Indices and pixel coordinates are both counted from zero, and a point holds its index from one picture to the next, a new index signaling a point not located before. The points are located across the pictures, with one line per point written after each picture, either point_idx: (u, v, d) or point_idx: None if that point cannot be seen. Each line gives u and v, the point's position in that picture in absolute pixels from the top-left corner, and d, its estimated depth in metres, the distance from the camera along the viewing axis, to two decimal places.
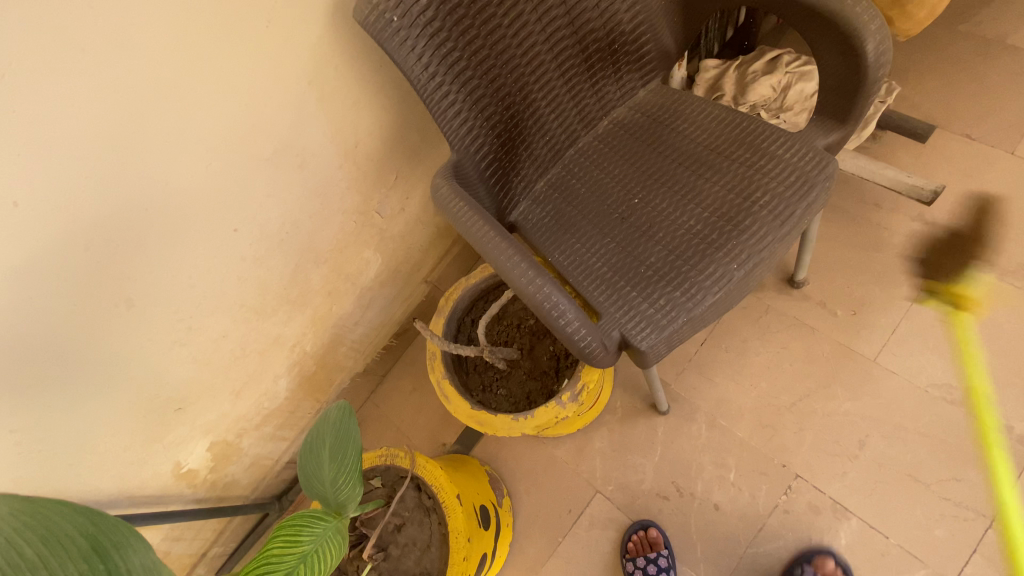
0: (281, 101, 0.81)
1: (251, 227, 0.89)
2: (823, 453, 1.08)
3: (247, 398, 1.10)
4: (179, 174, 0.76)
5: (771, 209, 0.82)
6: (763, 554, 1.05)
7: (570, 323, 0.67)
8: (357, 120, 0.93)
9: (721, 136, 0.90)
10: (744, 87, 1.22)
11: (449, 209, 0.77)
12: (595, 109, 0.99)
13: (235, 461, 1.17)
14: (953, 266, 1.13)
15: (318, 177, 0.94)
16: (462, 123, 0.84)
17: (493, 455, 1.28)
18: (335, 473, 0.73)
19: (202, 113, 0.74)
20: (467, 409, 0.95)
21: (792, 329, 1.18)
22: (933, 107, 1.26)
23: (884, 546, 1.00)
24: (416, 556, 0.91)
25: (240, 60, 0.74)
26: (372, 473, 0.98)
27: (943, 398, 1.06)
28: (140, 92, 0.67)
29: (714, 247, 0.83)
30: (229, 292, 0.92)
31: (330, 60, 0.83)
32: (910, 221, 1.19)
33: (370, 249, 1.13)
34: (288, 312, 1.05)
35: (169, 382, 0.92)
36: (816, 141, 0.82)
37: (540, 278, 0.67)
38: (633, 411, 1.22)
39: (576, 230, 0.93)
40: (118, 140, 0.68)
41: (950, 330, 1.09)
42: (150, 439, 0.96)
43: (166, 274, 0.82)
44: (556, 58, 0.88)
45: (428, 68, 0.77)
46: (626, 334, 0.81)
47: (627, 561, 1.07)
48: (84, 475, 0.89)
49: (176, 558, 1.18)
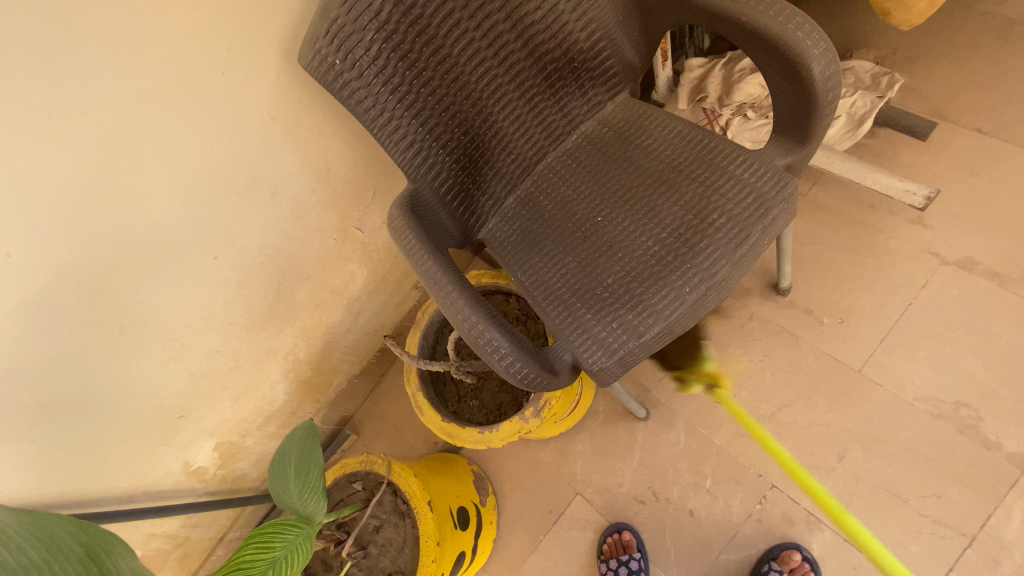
0: (247, 138, 0.86)
1: (230, 254, 0.95)
2: (801, 464, 1.07)
3: (247, 403, 1.19)
4: (154, 213, 0.82)
5: (727, 231, 0.79)
6: (734, 561, 1.07)
7: (504, 358, 0.71)
8: (324, 146, 0.98)
9: (684, 152, 0.87)
10: (730, 87, 1.17)
11: (401, 240, 0.80)
12: (561, 124, 0.97)
13: (242, 458, 1.27)
14: (951, 273, 1.08)
15: (293, 201, 0.99)
16: (417, 152, 0.89)
17: (481, 454, 1.34)
18: (300, 488, 0.80)
19: (174, 156, 0.80)
20: (438, 421, 1.01)
21: (776, 337, 1.16)
22: (941, 98, 1.18)
23: (856, 559, 1.00)
24: (392, 555, 1.00)
25: (201, 108, 0.79)
26: (355, 477, 1.06)
27: (929, 411, 1.03)
28: (107, 148, 0.73)
29: (669, 269, 0.81)
30: (217, 312, 0.99)
31: (290, 93, 0.88)
32: (907, 224, 1.14)
33: (354, 262, 1.19)
34: (277, 325, 1.12)
35: (168, 394, 1.01)
36: (775, 160, 0.80)
37: (474, 315, 0.71)
38: (614, 416, 1.23)
39: (540, 249, 0.94)
40: (93, 191, 0.74)
41: (942, 341, 1.06)
42: (158, 443, 1.06)
43: (153, 301, 0.89)
44: (512, 79, 0.89)
45: (378, 105, 0.83)
46: (578, 358, 0.83)
47: (601, 562, 1.12)
48: (101, 477, 1.00)
49: (196, 541, 1.31)
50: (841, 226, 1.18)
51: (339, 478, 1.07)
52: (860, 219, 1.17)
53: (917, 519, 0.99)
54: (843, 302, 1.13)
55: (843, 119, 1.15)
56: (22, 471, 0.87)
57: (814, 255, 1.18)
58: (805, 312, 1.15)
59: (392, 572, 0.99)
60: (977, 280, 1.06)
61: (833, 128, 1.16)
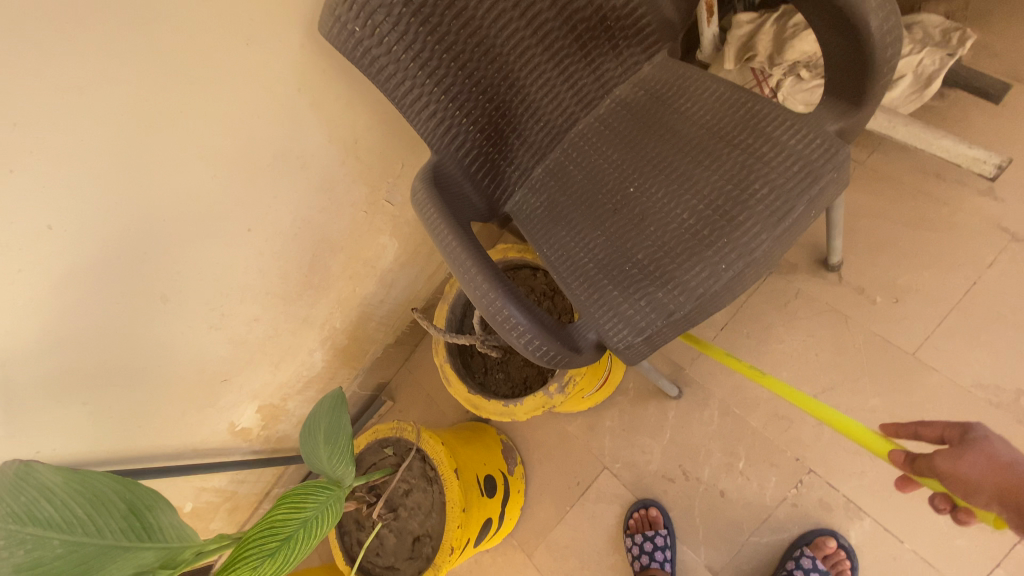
0: (273, 111, 0.87)
1: (263, 226, 0.97)
2: (842, 449, 1.02)
3: (286, 369, 1.24)
4: (187, 187, 0.84)
5: (768, 203, 0.74)
6: (765, 544, 1.05)
7: (522, 335, 0.71)
8: (351, 118, 0.98)
9: (725, 117, 0.81)
10: (782, 45, 1.07)
11: (423, 213, 0.80)
12: (593, 88, 0.92)
13: (284, 420, 1.33)
14: (1022, 250, 0.98)
15: (323, 174, 1.00)
16: (440, 122, 0.88)
17: (509, 425, 1.35)
18: (329, 454, 0.84)
19: (203, 132, 0.81)
20: (464, 392, 1.03)
21: (822, 317, 1.09)
22: (1018, 58, 1.07)
23: (896, 549, 0.96)
24: (420, 519, 1.03)
25: (225, 82, 0.80)
26: (386, 442, 1.09)
27: (988, 400, 0.95)
28: (137, 122, 0.75)
29: (703, 244, 0.77)
30: (254, 282, 1.03)
31: (315, 65, 0.88)
32: (975, 196, 1.04)
33: (386, 234, 1.19)
34: (312, 295, 1.15)
35: (211, 360, 1.06)
36: (826, 126, 0.73)
37: (493, 292, 0.71)
38: (644, 393, 1.21)
39: (568, 222, 0.91)
40: (127, 165, 0.77)
41: (1008, 324, 0.97)
42: (203, 405, 1.12)
43: (190, 271, 0.93)
44: (540, 41, 0.85)
45: (399, 73, 0.82)
46: (602, 336, 0.81)
47: (627, 537, 1.12)
48: (153, 434, 1.07)
49: (244, 495, 1.40)
50: (901, 197, 1.08)
51: (371, 443, 1.10)
52: (923, 190, 1.07)
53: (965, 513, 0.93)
54: (899, 280, 1.05)
55: (909, 79, 1.04)
56: (81, 426, 0.94)
57: (869, 229, 1.09)
58: (855, 291, 1.07)
59: (420, 535, 1.03)
60: None
61: (897, 90, 1.05)
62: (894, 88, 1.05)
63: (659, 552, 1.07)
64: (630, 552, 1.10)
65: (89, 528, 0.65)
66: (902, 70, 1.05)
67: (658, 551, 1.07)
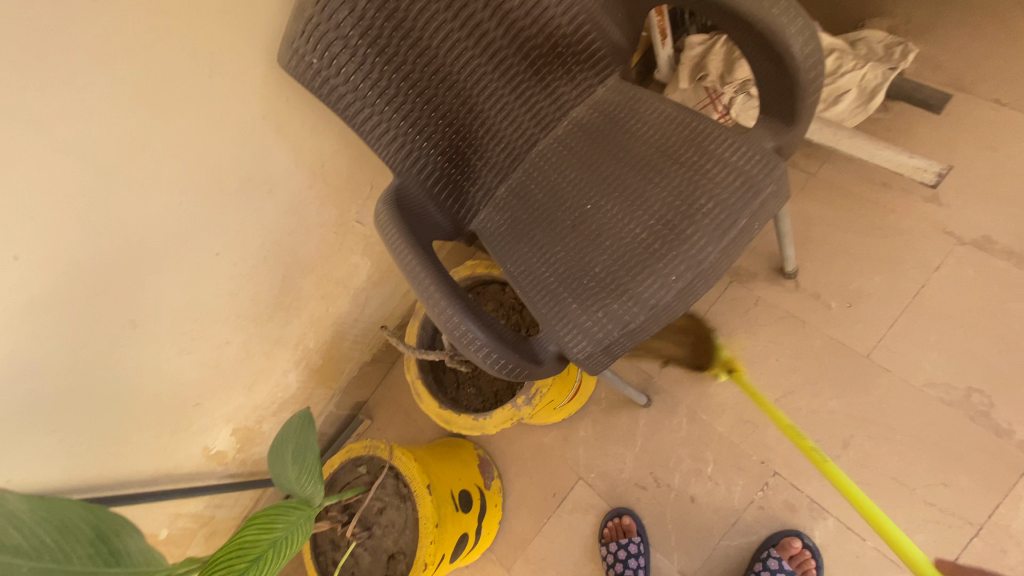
0: (238, 138, 0.89)
1: (231, 250, 0.99)
2: (804, 451, 1.05)
3: (260, 391, 1.24)
4: (154, 214, 0.86)
5: (713, 217, 0.78)
6: (734, 548, 1.07)
7: (481, 349, 0.73)
8: (317, 142, 1.01)
9: (672, 136, 0.85)
10: (732, 64, 1.12)
11: (385, 234, 0.82)
12: (550, 110, 0.96)
13: (259, 443, 1.33)
14: (966, 254, 1.03)
15: (291, 198, 1.03)
16: (401, 146, 0.91)
17: (486, 439, 1.36)
18: (297, 473, 0.85)
19: (169, 159, 0.84)
20: (435, 408, 1.04)
21: (781, 322, 1.13)
22: (958, 69, 1.13)
23: (858, 547, 0.99)
24: (395, 536, 1.04)
25: (189, 112, 0.82)
26: (359, 461, 1.10)
27: (940, 398, 0.99)
28: (103, 153, 0.77)
29: (655, 257, 0.80)
30: (224, 305, 1.04)
31: (279, 93, 0.91)
32: (920, 203, 1.09)
33: (357, 254, 1.22)
34: (284, 316, 1.17)
35: (183, 383, 1.07)
36: (763, 143, 0.78)
37: (451, 309, 0.73)
38: (615, 403, 1.23)
39: (529, 238, 0.94)
40: (92, 195, 0.79)
41: (955, 324, 1.01)
42: (176, 429, 1.12)
43: (160, 297, 0.94)
44: (496, 67, 0.89)
45: (358, 100, 0.85)
46: (563, 347, 0.84)
47: (601, 546, 1.13)
48: (125, 461, 1.07)
49: (221, 519, 1.39)
50: (852, 205, 1.13)
51: (345, 462, 1.11)
52: (872, 198, 1.12)
53: (922, 508, 0.96)
54: (852, 285, 1.09)
55: (854, 94, 1.10)
56: (49, 455, 0.94)
57: (822, 237, 1.14)
58: (811, 296, 1.12)
59: (395, 552, 1.03)
60: (993, 260, 1.02)
61: (842, 104, 1.11)
62: (839, 103, 1.11)
63: (633, 560, 1.09)
64: (605, 560, 1.11)
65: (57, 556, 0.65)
66: (847, 85, 1.10)
67: (631, 558, 1.08)
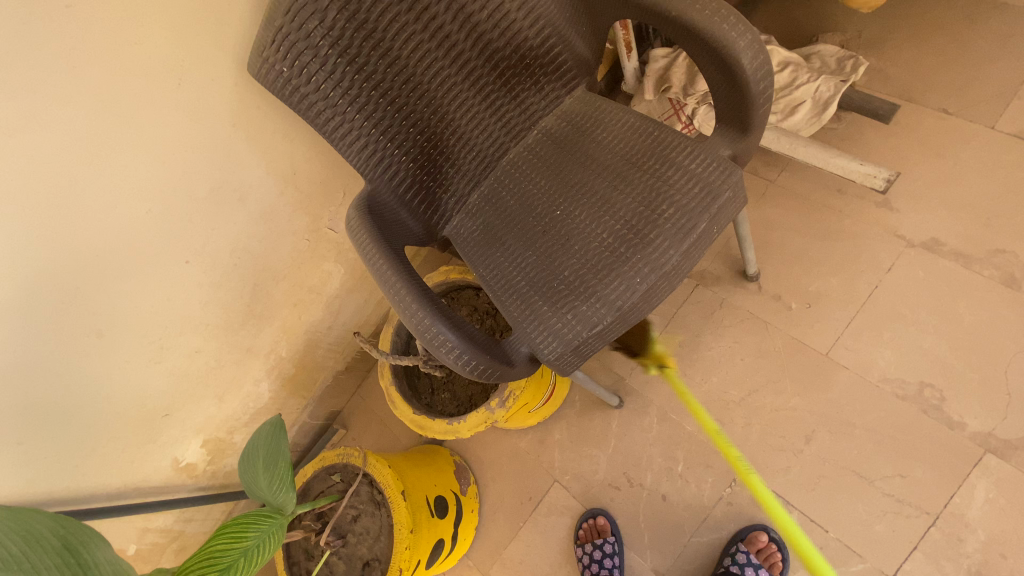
0: (208, 145, 0.90)
1: (201, 257, 0.99)
2: (769, 447, 1.09)
3: (231, 402, 1.23)
4: (120, 221, 0.85)
5: (675, 222, 0.82)
6: (705, 544, 1.09)
7: (452, 351, 0.75)
8: (290, 149, 1.01)
9: (637, 145, 0.89)
10: (694, 76, 1.16)
11: (357, 240, 0.83)
12: (520, 120, 0.99)
13: (231, 454, 1.31)
14: (916, 255, 1.09)
15: (263, 206, 1.03)
16: (373, 153, 0.92)
17: (463, 445, 1.37)
18: (269, 480, 0.83)
19: (138, 167, 0.83)
20: (410, 413, 1.04)
21: (745, 323, 1.17)
22: (907, 81, 1.20)
23: (823, 539, 1.02)
24: (369, 544, 1.03)
25: (157, 120, 0.82)
26: (333, 469, 1.09)
27: (895, 392, 1.04)
28: (68, 160, 0.76)
29: (621, 261, 0.84)
30: (194, 314, 1.03)
31: (250, 100, 0.91)
32: (873, 208, 1.14)
33: (330, 261, 1.22)
34: (256, 324, 1.16)
35: (152, 394, 1.05)
36: (720, 151, 0.82)
37: (422, 312, 0.75)
38: (589, 405, 1.26)
39: (502, 244, 0.97)
40: (56, 202, 0.78)
41: (907, 322, 1.06)
42: (144, 442, 1.10)
43: (127, 305, 0.93)
44: (466, 77, 0.91)
45: (331, 109, 0.86)
46: (534, 349, 0.86)
47: (577, 547, 1.15)
48: (90, 475, 1.04)
49: (191, 534, 1.36)
50: (810, 211, 1.18)
51: (318, 471, 1.10)
52: (828, 204, 1.17)
53: (881, 499, 1.00)
54: (812, 286, 1.14)
55: (808, 104, 1.16)
56: (8, 471, 0.91)
57: (782, 241, 1.19)
58: (773, 298, 1.16)
59: (369, 560, 1.02)
60: (941, 261, 1.07)
61: (799, 114, 1.16)
62: (796, 114, 1.16)
63: (607, 560, 1.10)
64: (581, 561, 1.13)
65: (25, 563, 0.67)
66: (802, 96, 1.16)
67: (606, 558, 1.10)
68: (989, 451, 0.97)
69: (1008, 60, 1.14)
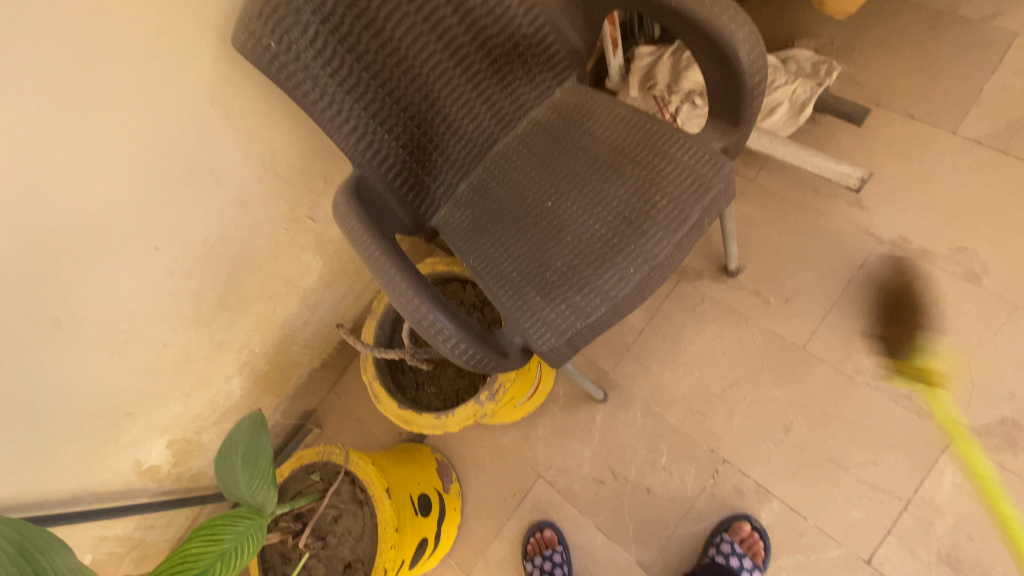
0: (184, 124, 0.85)
1: (172, 244, 0.93)
2: (750, 438, 1.11)
3: (200, 399, 1.16)
4: (86, 202, 0.80)
5: (668, 213, 0.83)
6: (689, 535, 1.10)
7: (449, 340, 0.73)
8: (270, 133, 0.97)
9: (628, 137, 0.90)
10: (679, 75, 1.19)
11: (346, 225, 0.80)
12: (510, 110, 0.98)
13: (198, 456, 1.24)
14: (886, 252, 1.14)
15: (239, 191, 0.98)
16: (363, 137, 0.89)
17: (444, 442, 1.34)
18: (249, 479, 0.78)
19: (103, 145, 0.78)
20: (395, 408, 1.01)
21: (726, 317, 1.19)
22: (876, 86, 1.26)
23: (802, 526, 1.05)
24: (351, 544, 0.99)
25: (129, 95, 0.77)
26: (312, 468, 1.04)
27: (868, 382, 1.08)
28: (31, 134, 0.71)
29: (614, 251, 0.84)
30: (163, 304, 0.97)
31: (231, 79, 0.87)
32: (846, 207, 1.19)
33: (308, 252, 1.17)
34: (229, 317, 1.10)
35: (114, 390, 0.98)
36: (712, 144, 0.83)
37: (419, 298, 0.73)
38: (573, 399, 1.26)
39: (491, 234, 0.95)
40: (16, 180, 0.72)
41: (880, 316, 1.11)
42: (103, 442, 1.03)
43: (91, 294, 0.87)
44: (459, 64, 0.90)
45: (319, 89, 0.83)
46: (528, 340, 0.85)
47: (526, 562, 1.16)
48: (43, 479, 0.96)
49: (151, 542, 1.28)
50: (787, 208, 1.22)
51: (296, 470, 1.05)
52: (804, 201, 1.21)
53: (857, 485, 1.04)
54: (789, 281, 1.18)
55: (786, 106, 1.20)
56: None
57: (761, 237, 1.22)
58: (752, 293, 1.19)
59: (351, 561, 0.98)
60: (909, 258, 1.13)
61: (776, 115, 1.20)
62: (774, 114, 1.20)
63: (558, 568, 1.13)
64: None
65: None
66: (780, 98, 1.20)
67: (555, 567, 1.12)
68: (955, 437, 1.02)
69: (967, 69, 1.21)
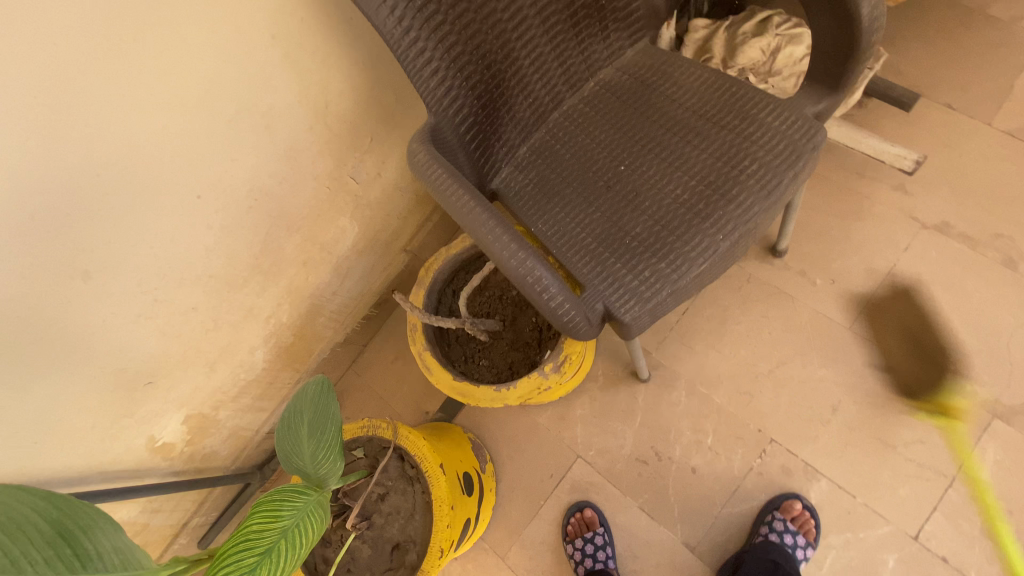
0: (242, 59, 0.77)
1: (215, 193, 0.84)
2: (797, 418, 1.11)
3: (222, 371, 1.06)
4: (130, 137, 0.71)
5: (758, 178, 0.80)
6: (736, 514, 1.09)
7: (553, 299, 0.66)
8: (326, 80, 0.89)
9: (711, 101, 0.87)
10: (734, 50, 1.17)
11: (425, 174, 0.74)
12: (580, 70, 0.94)
13: (212, 434, 1.14)
14: (929, 236, 1.16)
15: (287, 141, 0.89)
16: (440, 83, 0.82)
17: (476, 423, 1.28)
18: (314, 451, 0.72)
19: (156, 67, 0.69)
20: (450, 379, 0.95)
21: (772, 298, 1.19)
22: (917, 75, 1.27)
23: (850, 505, 1.05)
24: (401, 524, 0.92)
25: (189, 20, 0.69)
26: (354, 444, 0.97)
27: (914, 363, 1.09)
28: (83, 48, 0.62)
29: (700, 217, 0.81)
30: (197, 261, 0.88)
31: (294, 13, 0.79)
32: (889, 191, 1.20)
33: (346, 216, 1.09)
34: (261, 282, 1.01)
35: (136, 355, 0.88)
36: (805, 109, 0.81)
37: (523, 252, 0.65)
38: (614, 379, 1.23)
39: (560, 198, 0.90)
40: (61, 101, 0.63)
41: (923, 298, 1.13)
42: (119, 415, 0.92)
43: (125, 244, 0.77)
44: (540, 14, 0.85)
45: (401, 21, 0.75)
46: (610, 307, 0.80)
47: (566, 544, 1.12)
48: (54, 453, 0.86)
49: (156, 529, 1.17)
50: (832, 192, 1.22)
51: None
52: (849, 185, 1.22)
53: (904, 464, 1.05)
54: (835, 263, 1.18)
55: None
56: None
57: (806, 219, 1.22)
58: (798, 274, 1.19)
59: (401, 541, 0.92)
60: (951, 243, 1.15)
61: None
62: None
63: (600, 551, 1.10)
64: (573, 558, 1.10)
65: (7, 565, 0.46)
66: None
67: (599, 551, 1.09)
68: (996, 417, 1.04)
69: (1004, 63, 1.24)
